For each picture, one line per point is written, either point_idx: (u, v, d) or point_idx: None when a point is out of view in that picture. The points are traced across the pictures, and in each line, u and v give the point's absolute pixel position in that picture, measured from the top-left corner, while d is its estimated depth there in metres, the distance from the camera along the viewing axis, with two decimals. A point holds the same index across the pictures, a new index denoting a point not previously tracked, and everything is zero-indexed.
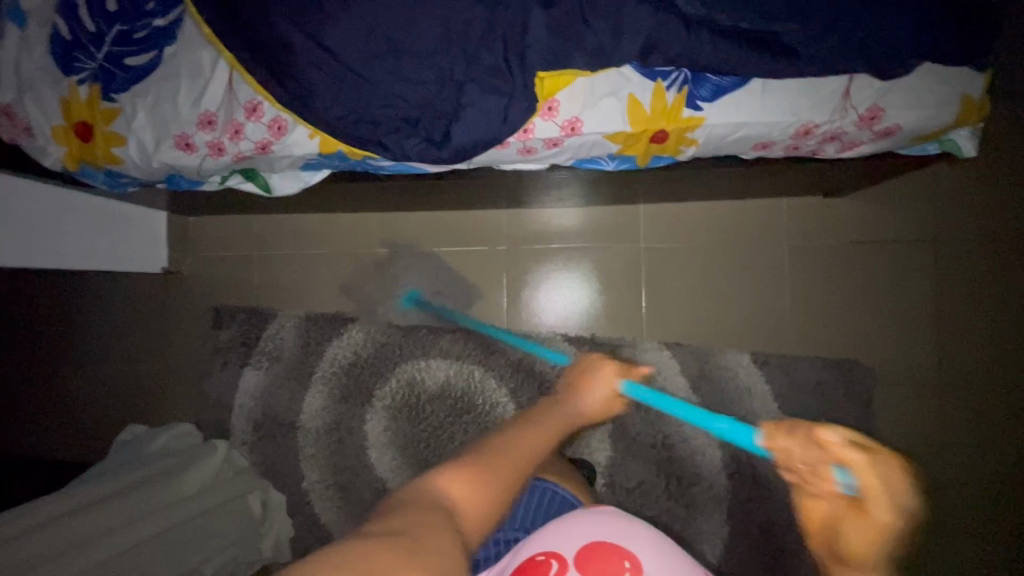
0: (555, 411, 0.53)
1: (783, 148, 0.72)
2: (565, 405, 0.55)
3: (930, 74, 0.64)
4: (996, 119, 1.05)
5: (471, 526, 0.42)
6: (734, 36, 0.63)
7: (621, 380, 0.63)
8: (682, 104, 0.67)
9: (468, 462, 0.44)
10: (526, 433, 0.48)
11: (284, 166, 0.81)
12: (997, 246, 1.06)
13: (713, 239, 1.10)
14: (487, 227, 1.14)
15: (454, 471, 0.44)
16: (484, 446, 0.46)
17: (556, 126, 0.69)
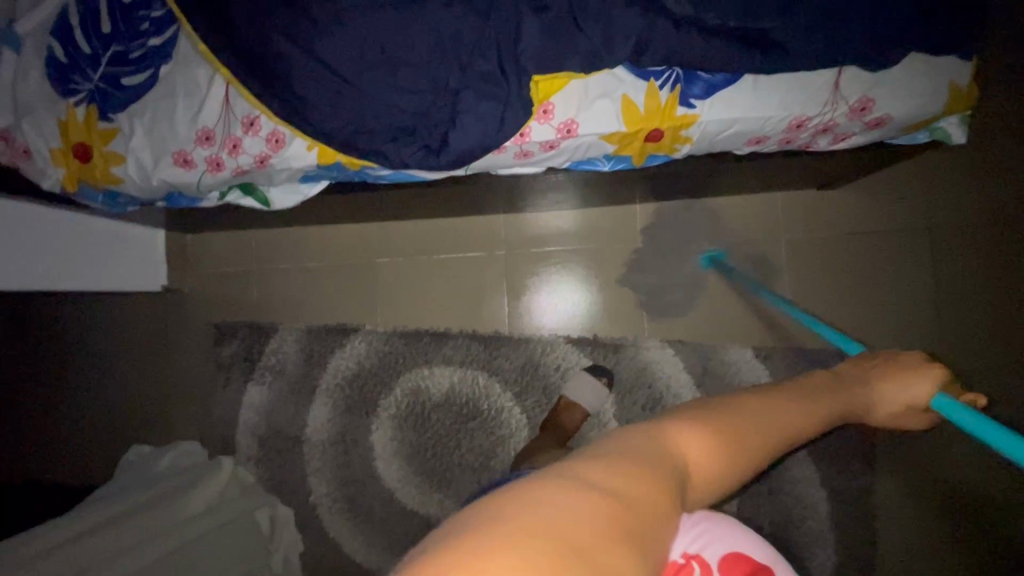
0: (823, 404, 0.45)
1: (776, 142, 0.73)
2: (825, 395, 0.47)
3: (918, 64, 0.65)
4: (983, 107, 1.07)
5: (697, 494, 0.36)
6: (723, 34, 0.64)
7: (886, 383, 0.57)
8: (675, 102, 0.68)
9: (717, 418, 0.39)
10: (791, 414, 0.42)
11: (282, 179, 0.82)
12: (991, 232, 1.07)
13: (711, 236, 1.11)
14: (487, 232, 1.15)
15: (691, 424, 0.38)
16: (739, 404, 0.40)
17: (551, 129, 0.70)
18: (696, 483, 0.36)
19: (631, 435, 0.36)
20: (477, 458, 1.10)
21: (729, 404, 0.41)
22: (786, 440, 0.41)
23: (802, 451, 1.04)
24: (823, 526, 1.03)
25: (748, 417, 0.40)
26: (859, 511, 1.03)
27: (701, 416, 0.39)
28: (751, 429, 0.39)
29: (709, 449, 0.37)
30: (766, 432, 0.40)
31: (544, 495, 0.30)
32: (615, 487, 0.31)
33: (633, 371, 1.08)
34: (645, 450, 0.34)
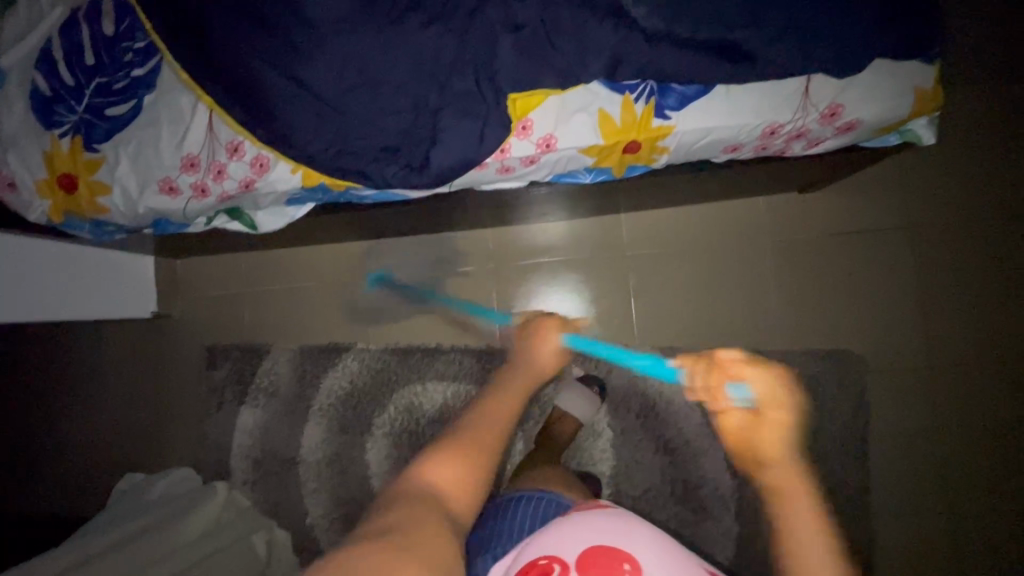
0: (517, 382, 0.63)
1: (752, 149, 0.75)
2: (518, 374, 0.64)
3: (883, 69, 0.67)
4: (953, 107, 1.10)
5: (458, 501, 0.51)
6: (695, 46, 0.66)
7: (537, 346, 0.69)
8: (651, 114, 0.69)
9: (454, 442, 0.54)
10: (495, 408, 0.58)
11: (269, 202, 0.83)
12: (967, 229, 1.09)
13: (696, 242, 1.13)
14: (474, 247, 1.16)
15: (435, 462, 0.52)
16: (465, 424, 0.56)
17: (531, 144, 0.72)
18: (454, 497, 0.51)
19: (396, 499, 0.49)
20: None
21: (459, 424, 0.56)
22: (501, 425, 0.57)
23: (797, 453, 1.04)
24: None
25: (470, 429, 0.56)
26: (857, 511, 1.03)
27: (437, 448, 0.54)
28: (474, 438, 0.55)
29: (449, 463, 0.52)
30: (487, 432, 0.56)
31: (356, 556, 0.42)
32: (397, 531, 0.45)
33: (625, 379, 1.09)
34: (414, 502, 0.49)
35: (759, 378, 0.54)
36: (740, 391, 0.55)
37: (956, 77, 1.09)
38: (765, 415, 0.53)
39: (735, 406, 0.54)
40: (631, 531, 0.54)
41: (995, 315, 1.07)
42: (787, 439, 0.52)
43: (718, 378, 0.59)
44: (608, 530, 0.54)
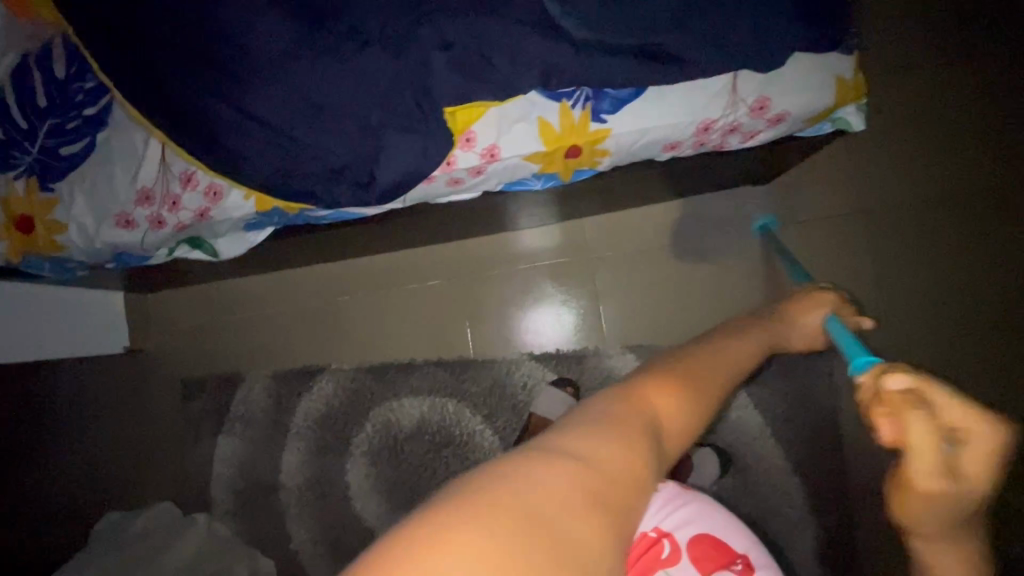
0: (759, 343, 0.57)
1: (691, 145, 0.77)
2: (762, 336, 0.59)
3: (805, 62, 0.70)
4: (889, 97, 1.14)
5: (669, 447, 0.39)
6: (622, 53, 0.69)
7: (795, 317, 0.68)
8: (587, 119, 0.72)
9: (677, 371, 0.44)
10: (721, 358, 0.49)
11: (227, 228, 0.84)
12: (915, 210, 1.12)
13: (658, 240, 1.15)
14: (442, 260, 1.18)
15: (655, 385, 0.41)
16: (692, 358, 0.47)
17: (476, 155, 0.74)
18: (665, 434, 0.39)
19: (599, 403, 0.39)
20: None
21: (682, 354, 0.48)
22: (726, 376, 0.47)
23: (772, 441, 1.05)
24: (801, 513, 1.04)
25: (696, 367, 0.45)
26: (835, 495, 1.03)
27: (658, 378, 0.43)
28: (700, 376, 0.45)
29: (666, 400, 0.41)
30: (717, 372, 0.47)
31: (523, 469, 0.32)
32: (591, 457, 0.33)
33: (598, 380, 1.10)
34: (617, 418, 0.37)
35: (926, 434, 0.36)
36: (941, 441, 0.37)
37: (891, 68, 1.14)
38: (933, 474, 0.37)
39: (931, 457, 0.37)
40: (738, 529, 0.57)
41: None
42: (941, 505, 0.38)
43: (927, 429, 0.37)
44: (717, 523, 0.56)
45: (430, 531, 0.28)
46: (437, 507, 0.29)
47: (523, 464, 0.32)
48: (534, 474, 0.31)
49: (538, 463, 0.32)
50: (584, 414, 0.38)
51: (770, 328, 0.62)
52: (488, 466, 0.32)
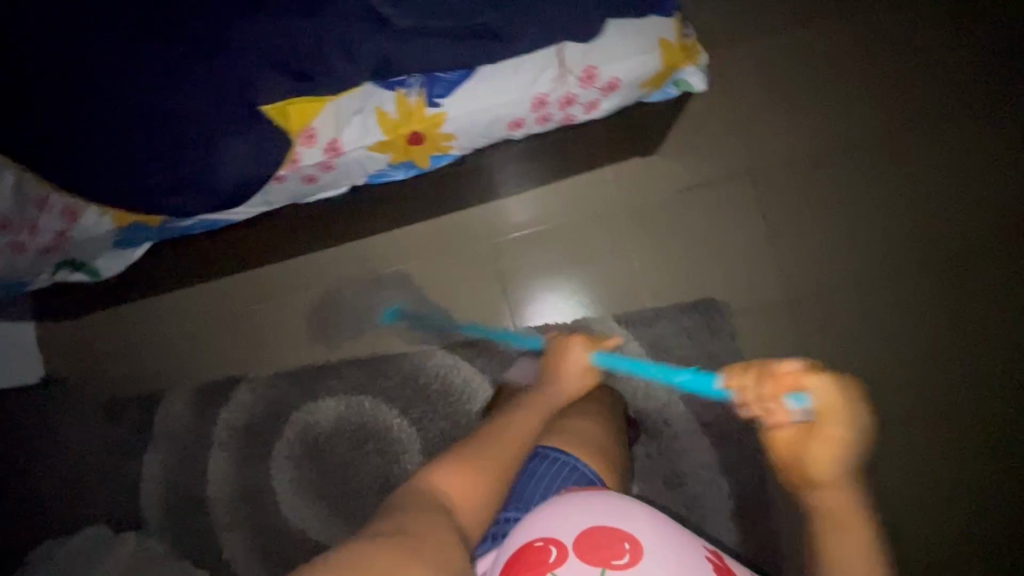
0: (539, 409, 0.73)
1: (537, 122, 0.78)
2: (537, 403, 0.74)
3: (628, 28, 0.71)
4: (758, 62, 1.19)
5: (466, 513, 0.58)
6: (445, 34, 0.70)
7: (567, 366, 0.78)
8: (423, 105, 0.73)
9: (461, 459, 0.62)
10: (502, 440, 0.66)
11: (100, 246, 0.85)
12: (796, 167, 1.16)
13: (553, 220, 1.17)
14: (345, 260, 1.19)
15: (444, 473, 0.59)
16: (472, 446, 0.64)
17: (320, 151, 0.75)
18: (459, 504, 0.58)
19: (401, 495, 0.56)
20: (377, 480, 1.11)
21: (468, 446, 0.64)
22: (517, 443, 0.67)
23: (680, 405, 1.07)
24: (714, 472, 1.05)
25: (479, 448, 0.64)
26: (744, 451, 1.06)
27: (452, 461, 0.61)
28: (487, 458, 0.63)
29: (459, 473, 0.60)
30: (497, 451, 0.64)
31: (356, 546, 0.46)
32: (402, 534, 0.49)
33: (507, 363, 1.11)
34: (414, 503, 0.55)
35: (822, 391, 0.48)
36: (800, 402, 0.49)
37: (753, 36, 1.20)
38: (820, 431, 0.48)
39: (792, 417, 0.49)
40: (630, 513, 0.58)
41: (842, 243, 1.14)
42: (841, 456, 0.48)
43: (773, 390, 0.50)
44: (613, 513, 0.58)
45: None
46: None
47: (348, 554, 0.45)
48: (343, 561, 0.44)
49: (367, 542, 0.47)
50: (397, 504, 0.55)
51: (546, 393, 0.76)
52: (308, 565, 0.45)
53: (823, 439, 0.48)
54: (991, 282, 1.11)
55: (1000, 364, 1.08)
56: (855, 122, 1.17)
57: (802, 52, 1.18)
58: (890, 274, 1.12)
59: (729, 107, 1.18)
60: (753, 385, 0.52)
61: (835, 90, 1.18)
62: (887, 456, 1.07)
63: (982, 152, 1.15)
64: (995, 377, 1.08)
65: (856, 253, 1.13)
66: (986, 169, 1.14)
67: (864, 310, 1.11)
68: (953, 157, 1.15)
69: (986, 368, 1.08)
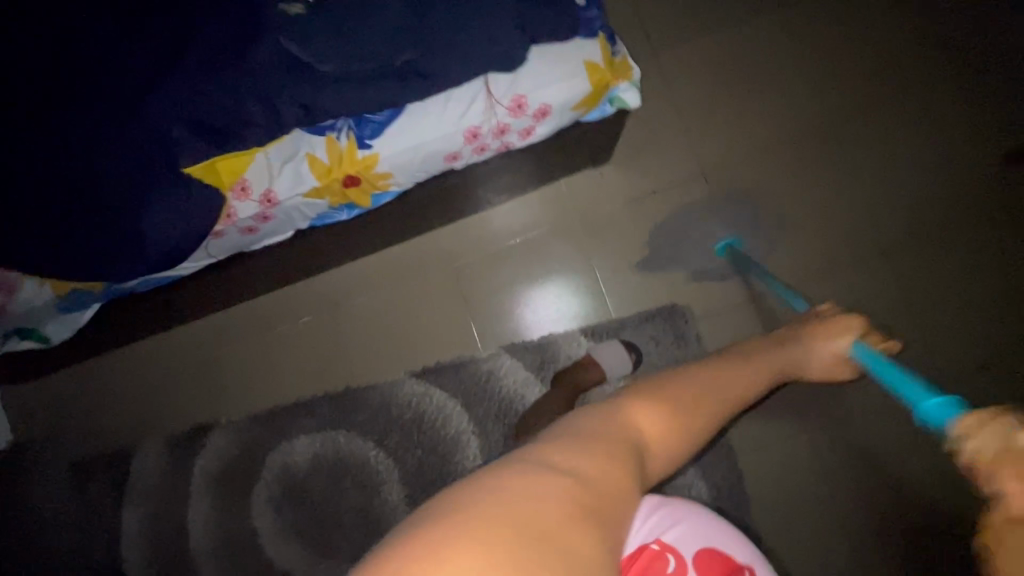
0: (754, 367, 0.59)
1: (473, 153, 0.77)
2: (755, 359, 0.60)
3: (551, 53, 0.70)
4: (706, 57, 1.17)
5: (655, 458, 0.45)
6: (365, 77, 0.69)
7: (817, 342, 0.69)
8: (354, 147, 0.72)
9: (659, 391, 0.49)
10: (715, 390, 0.52)
11: (43, 313, 0.83)
12: (752, 161, 1.15)
13: (512, 238, 1.16)
14: (306, 296, 1.18)
15: (642, 404, 0.47)
16: (674, 381, 0.51)
17: (254, 203, 0.73)
18: (651, 446, 0.45)
19: (595, 416, 0.46)
20: (358, 514, 1.10)
21: (669, 380, 0.52)
22: (733, 394, 0.53)
23: None
24: (692, 476, 1.06)
25: (690, 384, 0.51)
26: (720, 452, 1.06)
27: (648, 390, 0.49)
28: (693, 398, 0.50)
29: (669, 395, 0.49)
30: (704, 399, 0.50)
31: (519, 480, 0.39)
32: (569, 472, 0.40)
33: (478, 386, 1.11)
34: (599, 433, 0.44)
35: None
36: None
37: (700, 31, 1.18)
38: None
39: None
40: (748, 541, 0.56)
41: (803, 235, 1.13)
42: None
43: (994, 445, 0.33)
44: (730, 534, 0.55)
45: (435, 528, 0.36)
46: (451, 506, 0.37)
47: (505, 489, 0.38)
48: (511, 482, 0.39)
49: (534, 475, 0.39)
50: (592, 417, 0.46)
51: (763, 354, 0.62)
52: (486, 476, 0.40)
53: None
54: (956, 261, 1.11)
55: (972, 345, 1.07)
56: (807, 111, 1.16)
57: (747, 44, 1.17)
58: (854, 263, 1.12)
59: (680, 106, 1.16)
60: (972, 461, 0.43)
61: (784, 82, 1.17)
62: (873, 450, 1.03)
63: (935, 132, 1.15)
64: (970, 358, 1.07)
65: (819, 242, 1.12)
66: (938, 150, 1.14)
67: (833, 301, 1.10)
68: (906, 140, 1.15)
69: (957, 350, 1.07)
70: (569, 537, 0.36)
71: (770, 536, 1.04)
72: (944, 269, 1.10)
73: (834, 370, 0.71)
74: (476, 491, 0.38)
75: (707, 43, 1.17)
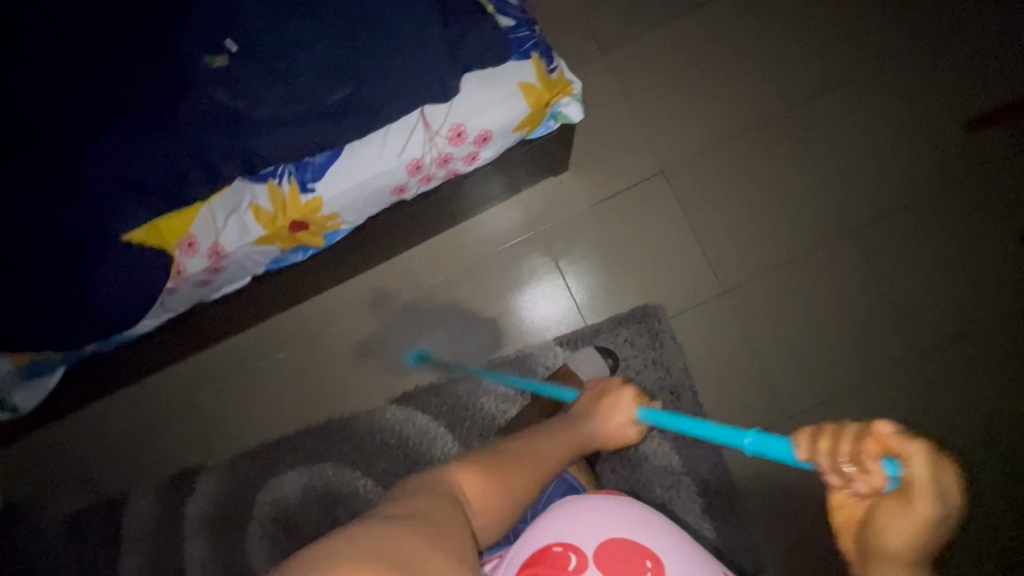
0: (558, 440, 0.67)
1: (420, 183, 0.77)
2: (561, 431, 0.69)
3: (485, 78, 0.69)
4: (660, 52, 1.16)
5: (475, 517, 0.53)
6: (300, 120, 0.68)
7: (610, 411, 0.73)
8: (297, 192, 0.71)
9: (483, 459, 0.58)
10: (526, 454, 0.62)
11: (6, 382, 0.82)
12: (714, 154, 1.14)
13: (478, 255, 1.15)
14: (279, 332, 1.17)
15: (465, 467, 0.56)
16: (497, 449, 0.60)
17: (203, 257, 0.73)
18: (473, 503, 0.53)
19: (422, 479, 0.52)
20: None
21: (488, 449, 0.61)
22: (541, 465, 0.62)
23: None
24: (680, 474, 1.06)
25: (504, 450, 0.61)
26: (705, 447, 1.06)
27: (472, 459, 0.57)
28: (506, 464, 0.59)
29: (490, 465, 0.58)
30: (518, 463, 0.60)
31: (371, 530, 0.43)
32: (418, 519, 0.46)
33: (459, 404, 1.11)
34: (433, 486, 0.51)
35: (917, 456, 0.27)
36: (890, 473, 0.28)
37: (651, 26, 1.16)
38: (911, 509, 0.28)
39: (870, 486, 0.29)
40: (651, 525, 0.61)
41: (771, 223, 1.12)
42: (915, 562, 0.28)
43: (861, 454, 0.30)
44: (633, 523, 0.61)
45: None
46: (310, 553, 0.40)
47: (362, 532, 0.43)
48: (367, 531, 0.43)
49: (385, 526, 0.44)
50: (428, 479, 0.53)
51: (568, 428, 0.70)
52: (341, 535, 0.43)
53: (909, 519, 0.28)
54: (923, 235, 1.11)
55: (943, 317, 1.09)
56: (765, 98, 1.15)
57: (699, 36, 1.16)
58: (822, 247, 1.12)
59: (637, 104, 1.15)
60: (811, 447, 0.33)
61: (739, 69, 1.15)
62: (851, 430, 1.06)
63: (891, 107, 1.14)
64: (940, 331, 1.08)
65: (787, 230, 1.12)
66: (896, 124, 1.14)
67: (802, 287, 1.11)
68: (863, 117, 1.14)
69: (928, 323, 1.09)
70: (421, 568, 0.41)
71: (761, 525, 1.05)
72: (910, 245, 1.11)
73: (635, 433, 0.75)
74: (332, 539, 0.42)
75: (660, 38, 1.16)
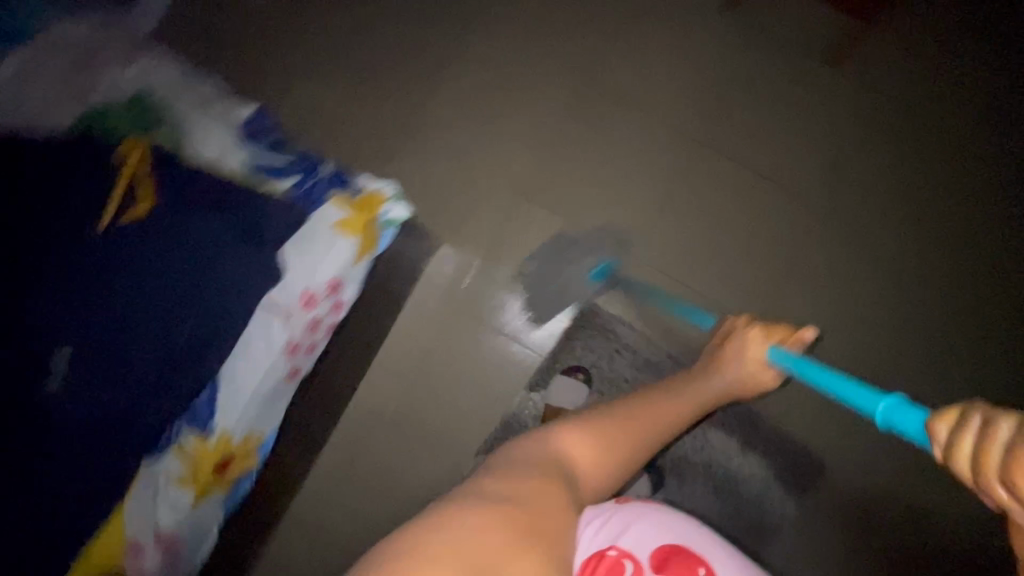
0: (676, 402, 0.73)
1: (308, 358, 0.76)
2: (693, 393, 0.76)
3: (303, 239, 0.72)
4: (458, 99, 1.20)
5: (585, 473, 0.59)
6: (167, 380, 0.66)
7: (749, 349, 0.84)
8: (201, 439, 0.70)
9: (593, 424, 0.63)
10: (640, 415, 0.67)
11: None
12: (554, 152, 1.18)
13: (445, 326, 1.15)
14: (314, 482, 1.12)
15: (573, 431, 0.61)
16: (613, 413, 0.65)
17: (152, 553, 0.70)
18: (579, 464, 0.59)
19: (533, 444, 0.59)
20: None
21: (605, 408, 0.66)
22: (652, 428, 0.67)
23: None
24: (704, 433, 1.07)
25: (614, 413, 0.65)
26: None
27: (584, 423, 0.63)
28: (613, 429, 0.63)
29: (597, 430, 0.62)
30: (629, 426, 0.65)
31: (465, 514, 0.49)
32: (512, 500, 0.51)
33: None
34: (541, 453, 0.57)
35: None
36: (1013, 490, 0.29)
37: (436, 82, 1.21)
38: None
39: (1000, 499, 0.30)
40: (697, 535, 0.65)
41: (637, 176, 1.17)
42: None
43: (983, 456, 0.31)
44: (682, 534, 0.64)
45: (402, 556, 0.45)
46: (425, 530, 0.48)
47: (466, 515, 0.49)
48: (470, 521, 0.48)
49: (477, 510, 0.49)
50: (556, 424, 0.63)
51: (712, 376, 0.81)
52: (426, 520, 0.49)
53: None
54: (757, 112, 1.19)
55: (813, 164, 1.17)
56: (565, 82, 1.21)
57: (480, 66, 1.21)
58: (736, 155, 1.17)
59: (468, 150, 1.19)
60: (944, 433, 0.34)
61: (528, 73, 1.21)
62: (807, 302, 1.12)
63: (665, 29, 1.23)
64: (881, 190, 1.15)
65: (653, 174, 1.17)
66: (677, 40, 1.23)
67: (719, 201, 1.16)
68: (649, 48, 1.22)
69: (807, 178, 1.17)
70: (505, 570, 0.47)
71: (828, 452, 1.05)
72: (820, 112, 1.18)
73: (761, 374, 0.84)
74: (434, 519, 0.49)
75: (451, 88, 1.21)
